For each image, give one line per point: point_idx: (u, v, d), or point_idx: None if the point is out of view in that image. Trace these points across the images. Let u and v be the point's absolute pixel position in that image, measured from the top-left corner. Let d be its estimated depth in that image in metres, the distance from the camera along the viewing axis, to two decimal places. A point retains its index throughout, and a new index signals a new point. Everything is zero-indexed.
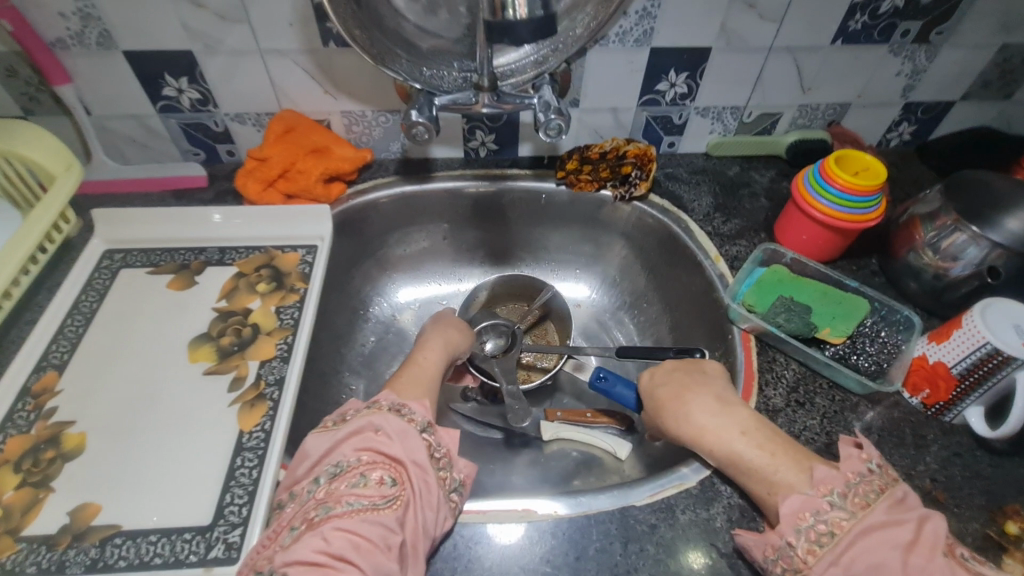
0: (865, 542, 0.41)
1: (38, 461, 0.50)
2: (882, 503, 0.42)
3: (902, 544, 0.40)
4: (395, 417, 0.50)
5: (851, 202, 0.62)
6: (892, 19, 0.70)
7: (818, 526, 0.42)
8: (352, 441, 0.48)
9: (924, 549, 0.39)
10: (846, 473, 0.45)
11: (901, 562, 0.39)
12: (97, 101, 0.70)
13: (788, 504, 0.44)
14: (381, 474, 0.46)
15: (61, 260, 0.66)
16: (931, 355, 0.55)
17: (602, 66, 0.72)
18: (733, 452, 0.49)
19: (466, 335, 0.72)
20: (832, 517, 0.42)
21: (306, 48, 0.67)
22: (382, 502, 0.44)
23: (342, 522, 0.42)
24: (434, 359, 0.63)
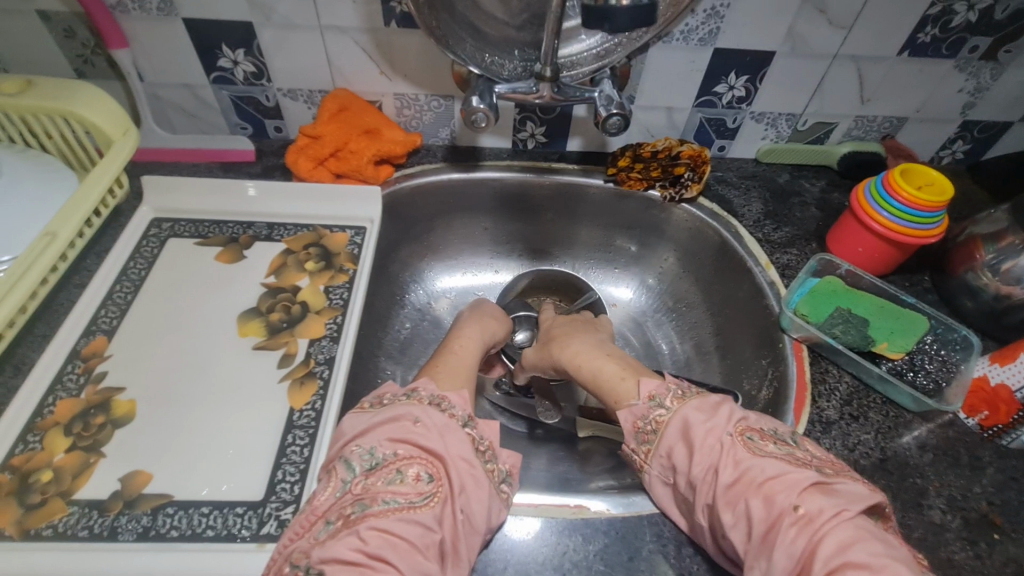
0: (678, 430, 0.46)
1: (88, 425, 0.50)
2: (693, 400, 0.48)
3: (702, 427, 0.45)
4: (435, 411, 0.48)
5: (913, 216, 0.61)
6: (962, 34, 0.68)
7: (647, 425, 0.49)
8: (388, 429, 0.46)
9: (714, 428, 0.44)
10: (669, 383, 0.51)
11: (698, 442, 0.44)
12: (150, 67, 0.69)
13: (624, 417, 0.51)
14: (418, 470, 0.43)
15: (110, 226, 0.65)
16: (993, 377, 0.54)
17: (662, 64, 0.71)
18: (590, 369, 0.59)
19: (501, 322, 0.70)
20: (655, 415, 0.49)
21: (367, 27, 0.65)
22: (420, 500, 0.42)
23: (380, 521, 0.40)
24: (470, 347, 0.61)
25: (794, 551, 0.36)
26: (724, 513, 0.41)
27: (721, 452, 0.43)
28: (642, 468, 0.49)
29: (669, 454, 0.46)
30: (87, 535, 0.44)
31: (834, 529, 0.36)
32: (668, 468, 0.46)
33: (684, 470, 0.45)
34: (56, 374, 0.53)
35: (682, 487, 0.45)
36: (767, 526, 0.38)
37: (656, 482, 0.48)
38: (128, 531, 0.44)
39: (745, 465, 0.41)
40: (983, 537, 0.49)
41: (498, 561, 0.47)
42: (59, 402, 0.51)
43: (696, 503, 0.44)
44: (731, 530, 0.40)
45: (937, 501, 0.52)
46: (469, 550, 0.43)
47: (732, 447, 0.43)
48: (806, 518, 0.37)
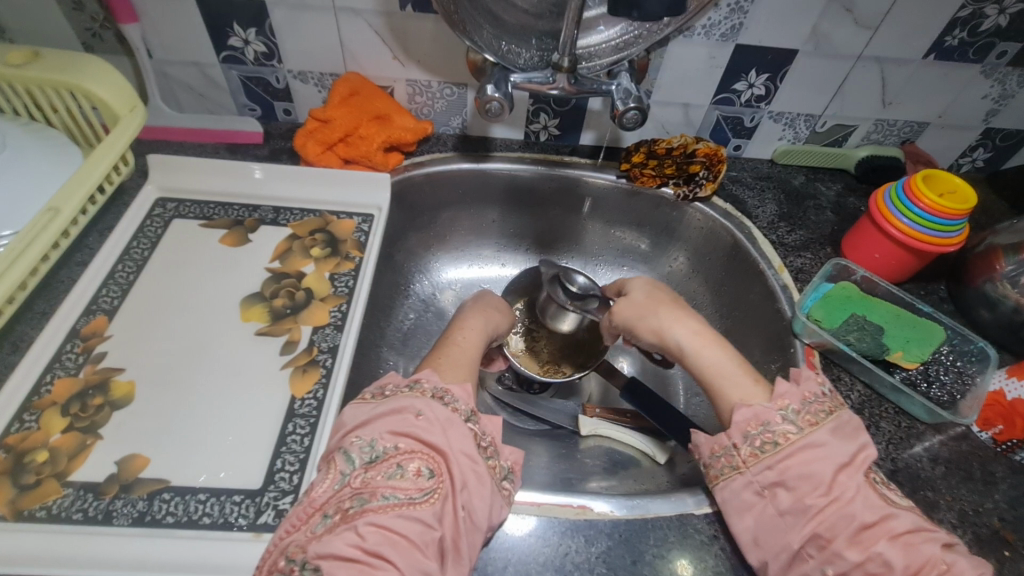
0: (806, 455, 0.44)
1: (86, 406, 0.49)
2: (832, 423, 0.46)
3: (838, 462, 0.44)
4: (439, 404, 0.46)
5: (935, 223, 0.60)
6: (991, 38, 0.67)
7: (767, 433, 0.46)
8: (389, 421, 0.45)
9: (851, 464, 0.44)
10: (806, 395, 0.47)
11: (833, 477, 0.43)
12: (159, 44, 0.67)
13: (739, 414, 0.48)
14: (419, 465, 0.42)
15: (114, 204, 0.64)
16: (1010, 391, 0.54)
17: (682, 58, 0.70)
18: (709, 361, 0.55)
19: (505, 314, 0.69)
20: (781, 429, 0.46)
21: (382, 10, 0.63)
22: (419, 496, 0.41)
23: (379, 517, 0.39)
24: (473, 339, 0.60)
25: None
26: (852, 551, 0.40)
27: (862, 494, 0.42)
28: (735, 468, 0.46)
29: (782, 473, 0.44)
30: (81, 518, 0.43)
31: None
32: (774, 483, 0.44)
33: (797, 492, 0.43)
34: (55, 353, 0.52)
35: (783, 504, 0.44)
36: (907, 575, 0.39)
37: (742, 488, 0.46)
38: (123, 516, 0.44)
39: (885, 512, 0.42)
40: (995, 554, 0.48)
41: (499, 560, 0.46)
42: (56, 381, 0.50)
43: (800, 527, 0.43)
44: (852, 568, 0.40)
45: (948, 515, 0.50)
46: (470, 547, 0.42)
47: (871, 492, 0.43)
48: (951, 574, 0.39)
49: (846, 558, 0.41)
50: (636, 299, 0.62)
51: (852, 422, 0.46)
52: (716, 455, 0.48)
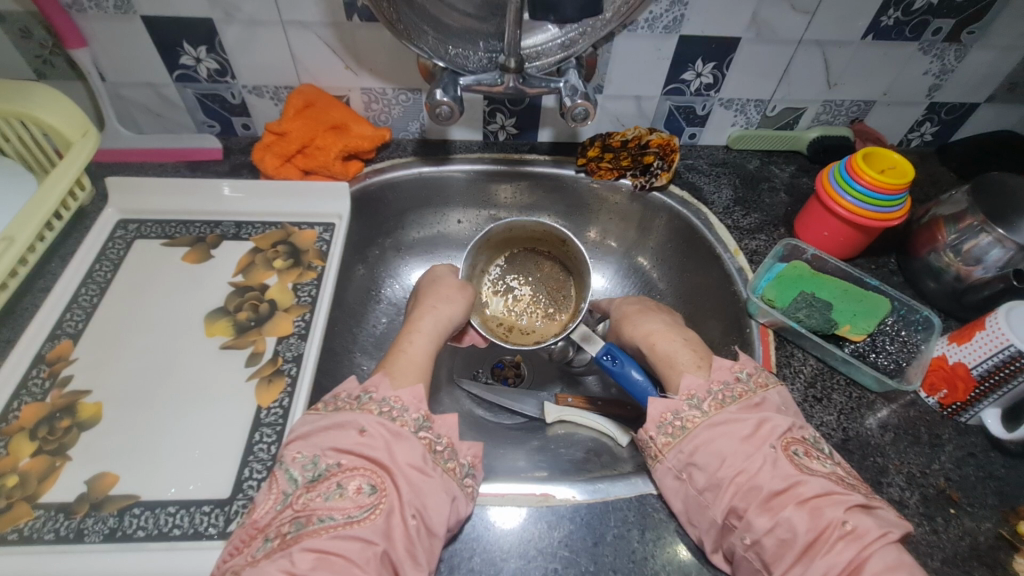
0: (708, 434, 0.48)
1: (53, 429, 0.50)
2: (737, 404, 0.50)
3: (739, 436, 0.47)
4: (383, 421, 0.47)
5: (875, 200, 0.62)
6: (924, 16, 0.69)
7: (674, 421, 0.50)
8: (333, 438, 0.46)
9: (759, 439, 0.47)
10: (712, 383, 0.52)
11: (736, 449, 0.47)
12: (111, 66, 0.67)
13: (656, 405, 0.52)
14: (360, 482, 0.44)
15: (75, 228, 0.65)
16: (952, 355, 0.55)
17: (628, 52, 0.71)
18: (662, 350, 0.59)
19: (456, 305, 0.65)
20: (688, 414, 0.50)
21: (329, 21, 0.64)
22: (359, 514, 0.42)
23: (315, 540, 0.40)
24: (422, 346, 0.58)
25: (838, 562, 0.40)
26: (761, 518, 0.43)
27: (769, 464, 0.45)
28: (654, 457, 0.50)
29: (693, 451, 0.48)
30: (53, 538, 0.44)
31: (882, 549, 0.40)
32: (688, 464, 0.48)
33: (710, 469, 0.47)
34: (21, 379, 0.53)
35: (701, 484, 0.47)
36: (812, 536, 0.41)
37: (666, 475, 0.49)
38: (95, 533, 0.45)
39: (794, 480, 0.44)
40: (940, 512, 0.51)
41: (466, 550, 0.47)
42: (24, 406, 0.51)
43: (717, 501, 0.46)
44: (763, 535, 0.43)
45: (897, 479, 0.53)
46: (428, 552, 0.43)
47: (777, 458, 0.46)
48: (854, 533, 0.41)
49: (756, 526, 0.43)
50: (629, 309, 0.67)
51: (758, 404, 0.50)
52: (642, 447, 0.52)
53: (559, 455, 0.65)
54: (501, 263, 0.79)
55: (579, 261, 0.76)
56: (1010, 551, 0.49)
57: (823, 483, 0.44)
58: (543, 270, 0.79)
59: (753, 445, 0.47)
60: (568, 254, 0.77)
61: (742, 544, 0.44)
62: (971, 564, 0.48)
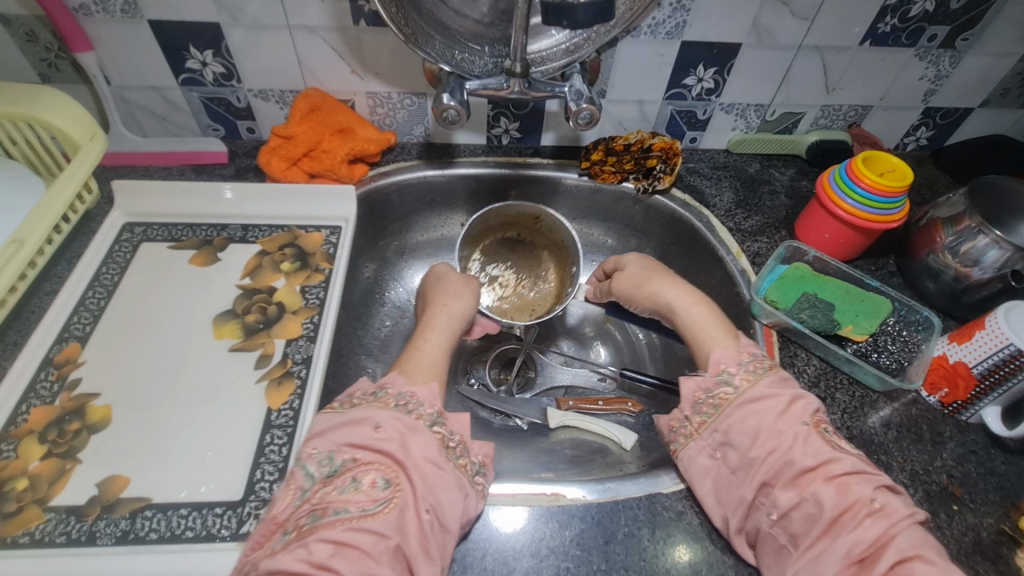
0: (745, 409, 0.49)
1: (63, 432, 0.50)
2: (767, 380, 0.51)
3: (775, 412, 0.48)
4: (398, 415, 0.48)
5: (874, 202, 0.63)
6: (920, 23, 0.70)
7: (710, 399, 0.51)
8: (348, 434, 0.46)
9: (792, 419, 0.47)
10: (742, 356, 0.54)
11: (769, 427, 0.47)
12: (117, 70, 0.67)
13: (689, 384, 0.53)
14: (375, 476, 0.44)
15: (81, 232, 0.65)
16: (952, 355, 0.56)
17: (631, 57, 0.72)
18: (694, 319, 0.61)
19: (466, 294, 0.67)
20: (721, 392, 0.51)
21: (336, 26, 0.65)
22: (373, 507, 0.42)
23: (331, 532, 0.40)
24: (438, 345, 0.59)
25: (866, 537, 0.41)
26: (789, 493, 0.44)
27: (801, 440, 0.46)
28: (687, 436, 0.51)
29: (727, 431, 0.49)
30: (64, 541, 0.44)
31: (907, 529, 0.41)
32: (722, 442, 0.49)
33: (742, 448, 0.47)
34: (29, 382, 0.52)
35: (733, 461, 0.48)
36: (837, 514, 0.42)
37: (698, 455, 0.50)
38: (107, 535, 0.45)
39: (825, 458, 0.45)
40: (944, 509, 0.52)
41: (477, 551, 0.48)
42: (33, 409, 0.51)
43: (748, 478, 0.46)
44: (792, 512, 0.44)
45: (901, 476, 0.54)
46: (443, 549, 0.43)
47: (811, 437, 0.46)
48: (882, 511, 0.42)
49: (783, 502, 0.44)
50: (644, 269, 0.68)
51: (788, 381, 0.51)
52: (672, 429, 0.53)
53: (567, 456, 0.65)
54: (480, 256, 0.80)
55: (554, 232, 0.79)
56: (1013, 546, 0.50)
57: (855, 462, 0.45)
58: (517, 253, 0.81)
59: (788, 422, 0.47)
60: (541, 230, 0.80)
61: (769, 521, 0.45)
62: (975, 559, 0.49)
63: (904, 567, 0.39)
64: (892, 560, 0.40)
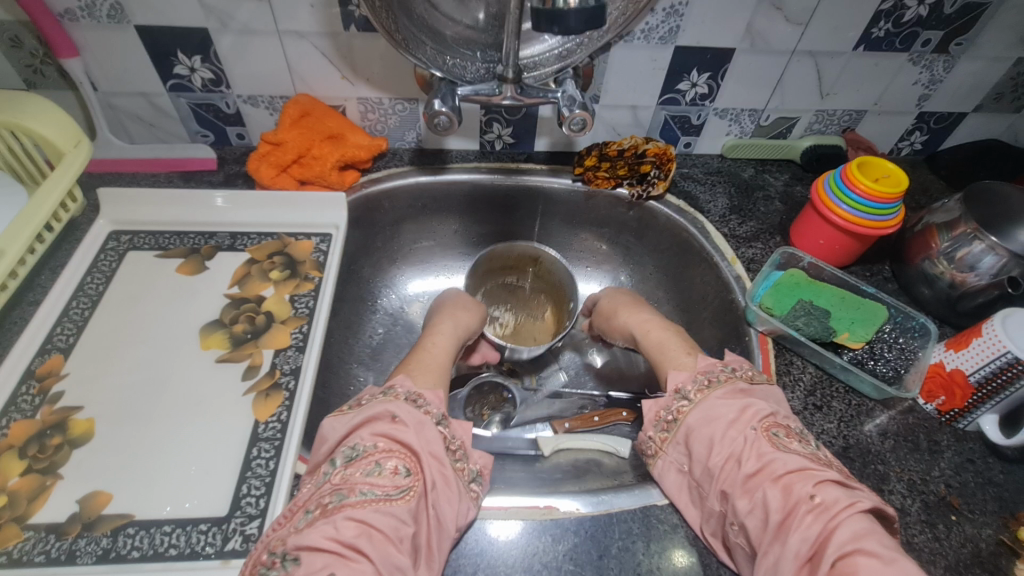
0: (699, 419, 0.49)
1: (44, 447, 0.48)
2: (721, 389, 0.51)
3: (725, 420, 0.48)
4: (412, 408, 0.47)
5: (870, 208, 0.63)
6: (914, 28, 0.70)
7: (668, 415, 0.52)
8: (368, 426, 0.45)
9: (737, 424, 0.47)
10: (697, 374, 0.53)
11: (721, 434, 0.47)
12: (103, 75, 0.66)
13: (649, 405, 0.54)
14: (397, 463, 0.43)
15: (66, 241, 0.64)
16: (949, 362, 0.56)
17: (624, 62, 0.71)
18: (655, 338, 0.62)
19: (474, 313, 0.69)
20: (677, 407, 0.52)
21: (326, 31, 0.64)
22: (396, 493, 0.41)
23: (357, 511, 0.39)
24: (443, 346, 0.61)
25: (809, 535, 0.40)
26: (742, 499, 0.44)
27: (748, 445, 0.46)
28: (654, 456, 0.52)
29: (686, 444, 0.50)
30: (43, 560, 0.43)
31: (850, 519, 0.40)
32: (686, 457, 0.50)
33: (702, 459, 0.48)
34: (10, 396, 0.51)
35: (697, 475, 0.48)
36: (783, 515, 0.41)
37: (668, 470, 0.51)
38: (88, 554, 0.43)
39: (769, 459, 0.44)
40: (942, 519, 0.51)
41: (467, 566, 0.47)
42: (13, 424, 0.49)
43: (711, 489, 0.47)
44: (745, 517, 0.43)
45: (898, 486, 0.53)
46: (440, 552, 0.42)
47: (757, 440, 0.46)
48: (822, 506, 0.41)
49: (738, 509, 0.44)
50: (619, 297, 0.72)
51: (744, 389, 0.51)
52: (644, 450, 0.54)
53: (561, 466, 0.64)
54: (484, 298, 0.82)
55: (549, 272, 0.80)
56: (1012, 557, 0.49)
57: (798, 459, 0.44)
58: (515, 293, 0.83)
59: (735, 427, 0.47)
60: (536, 270, 0.81)
61: (733, 531, 0.45)
62: (973, 571, 0.48)
63: (844, 563, 0.38)
64: (832, 555, 0.38)
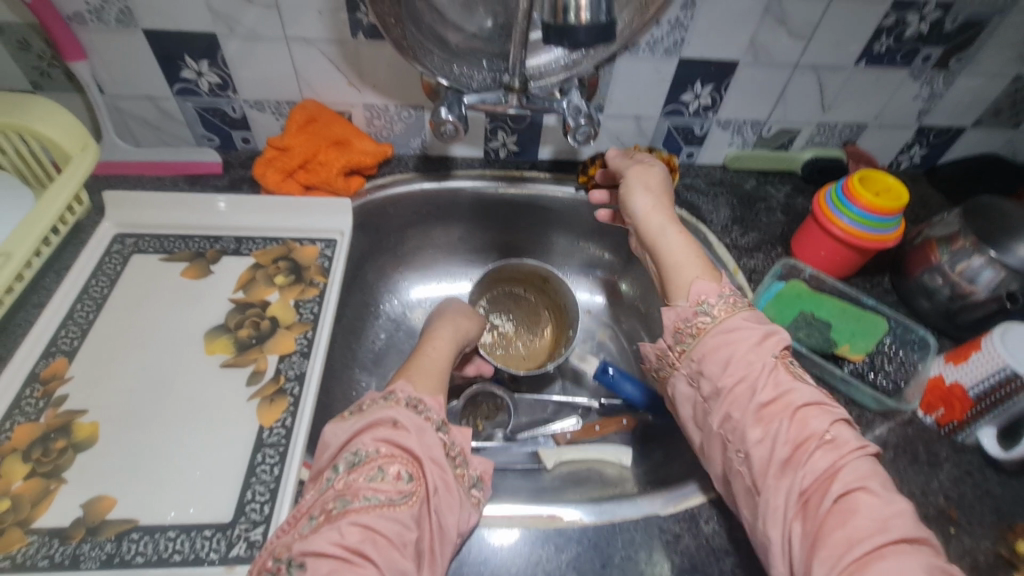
0: (721, 339, 0.50)
1: (48, 451, 0.48)
2: (748, 311, 0.53)
3: (748, 342, 0.50)
4: (413, 413, 0.47)
5: (871, 221, 0.64)
6: (915, 44, 0.71)
7: (688, 328, 0.53)
8: (370, 432, 0.45)
9: (758, 351, 0.49)
10: (722, 288, 0.54)
11: (741, 355, 0.49)
12: (111, 78, 0.67)
13: (669, 315, 0.55)
14: (399, 468, 0.43)
15: (70, 243, 0.64)
16: (948, 376, 0.57)
17: (629, 73, 0.72)
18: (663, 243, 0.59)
19: (474, 320, 0.70)
20: (698, 322, 0.52)
21: (334, 38, 0.64)
22: (399, 498, 0.41)
23: (361, 517, 0.39)
24: (444, 349, 0.61)
25: (816, 469, 0.43)
26: (754, 427, 0.46)
27: (769, 371, 0.48)
28: (670, 366, 0.54)
29: (700, 360, 0.51)
30: (47, 565, 0.43)
31: (856, 460, 0.43)
32: (698, 372, 0.51)
33: (713, 378, 0.50)
34: (14, 399, 0.51)
35: (707, 392, 0.50)
36: (793, 450, 0.44)
37: (681, 382, 0.53)
38: (91, 559, 0.43)
39: (784, 390, 0.47)
40: (941, 531, 0.51)
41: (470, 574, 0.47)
42: (17, 427, 0.49)
43: (717, 408, 0.49)
44: (755, 446, 0.46)
45: None
46: (443, 557, 0.43)
47: (776, 369, 0.48)
48: (831, 444, 0.44)
49: (748, 437, 0.46)
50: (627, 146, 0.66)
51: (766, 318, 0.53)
52: (659, 359, 0.56)
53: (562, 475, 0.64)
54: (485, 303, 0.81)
55: (558, 296, 0.80)
56: (1010, 569, 0.50)
57: (813, 393, 0.47)
58: (521, 307, 0.82)
59: (754, 354, 0.49)
60: (546, 290, 0.81)
61: (736, 457, 0.47)
62: None
63: (848, 499, 0.41)
64: (837, 492, 0.41)
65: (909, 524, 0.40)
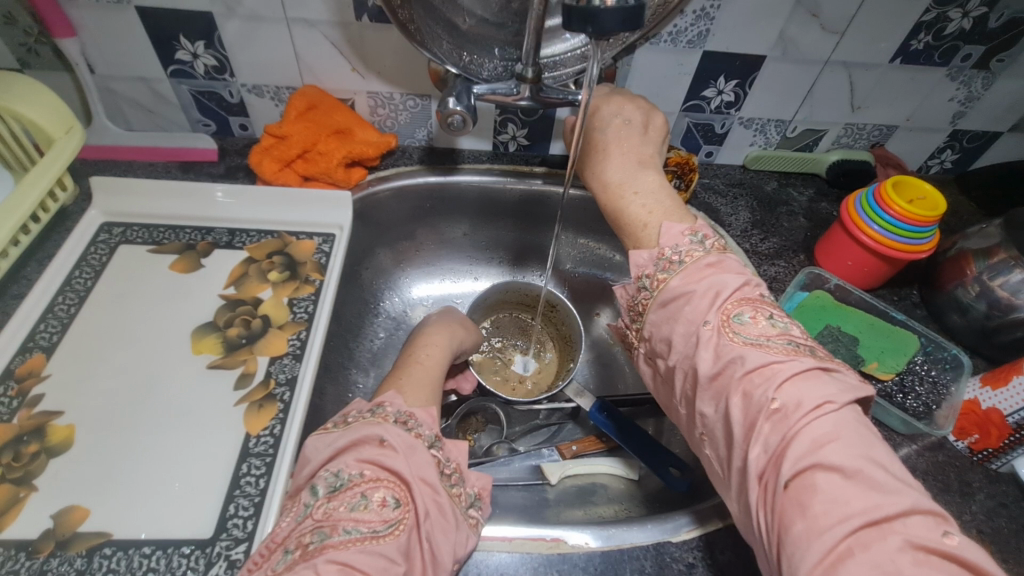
0: (660, 316, 0.46)
1: (19, 455, 0.45)
2: (681, 273, 0.46)
3: (687, 314, 0.44)
4: (400, 429, 0.43)
5: (902, 230, 0.59)
6: (955, 42, 0.66)
7: (636, 306, 0.49)
8: (355, 452, 0.41)
9: (695, 319, 0.44)
10: (662, 250, 0.48)
11: (685, 330, 0.44)
12: (101, 58, 0.63)
13: (620, 295, 0.51)
14: (384, 494, 0.39)
15: (55, 230, 0.60)
16: (984, 400, 0.53)
17: (648, 66, 0.68)
18: (620, 199, 0.53)
19: (471, 332, 0.67)
20: (642, 299, 0.48)
21: (337, 21, 0.60)
22: (383, 528, 0.37)
23: (340, 552, 0.35)
24: (436, 358, 0.57)
25: (771, 445, 0.37)
26: (709, 405, 0.42)
27: (704, 346, 0.42)
28: (630, 344, 0.51)
29: (650, 337, 0.47)
30: None
31: (810, 426, 0.36)
32: (651, 350, 0.48)
33: (665, 356, 0.46)
34: None
35: (662, 370, 0.47)
36: (745, 428, 0.39)
37: (640, 360, 0.50)
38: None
39: (727, 360, 0.41)
40: None
41: None
42: None
43: (674, 386, 0.46)
44: (715, 424, 0.41)
45: None
46: None
47: (714, 338, 0.42)
48: (780, 412, 0.37)
49: (707, 415, 0.42)
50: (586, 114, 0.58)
51: (707, 266, 0.46)
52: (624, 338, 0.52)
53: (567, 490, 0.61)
54: (489, 325, 0.79)
55: (563, 325, 0.77)
56: None
57: (756, 355, 0.40)
58: (526, 334, 0.79)
59: (693, 323, 0.44)
60: (552, 318, 0.78)
61: (699, 434, 0.44)
62: None
63: (801, 480, 0.35)
64: (788, 474, 0.35)
65: (882, 499, 0.33)
